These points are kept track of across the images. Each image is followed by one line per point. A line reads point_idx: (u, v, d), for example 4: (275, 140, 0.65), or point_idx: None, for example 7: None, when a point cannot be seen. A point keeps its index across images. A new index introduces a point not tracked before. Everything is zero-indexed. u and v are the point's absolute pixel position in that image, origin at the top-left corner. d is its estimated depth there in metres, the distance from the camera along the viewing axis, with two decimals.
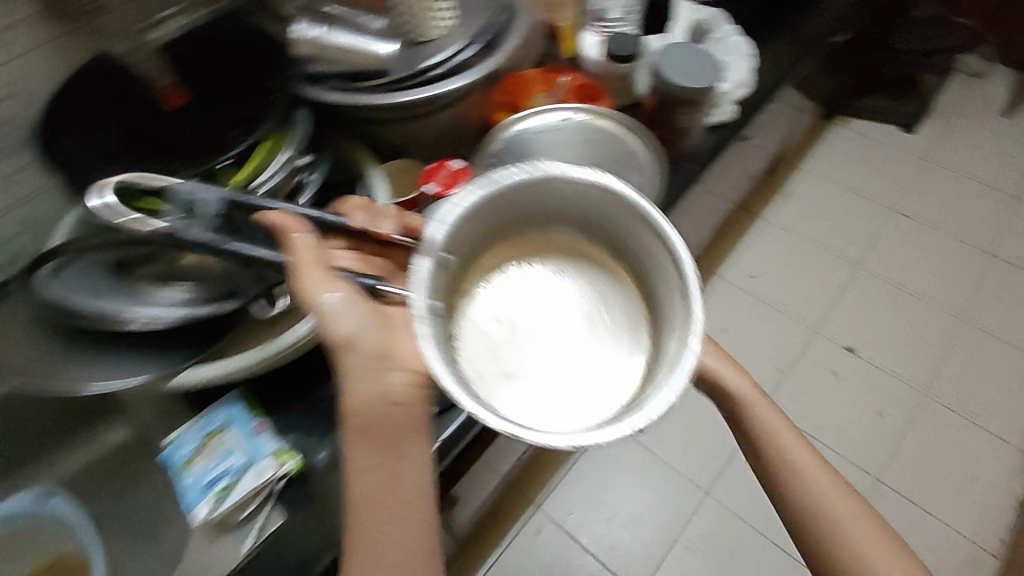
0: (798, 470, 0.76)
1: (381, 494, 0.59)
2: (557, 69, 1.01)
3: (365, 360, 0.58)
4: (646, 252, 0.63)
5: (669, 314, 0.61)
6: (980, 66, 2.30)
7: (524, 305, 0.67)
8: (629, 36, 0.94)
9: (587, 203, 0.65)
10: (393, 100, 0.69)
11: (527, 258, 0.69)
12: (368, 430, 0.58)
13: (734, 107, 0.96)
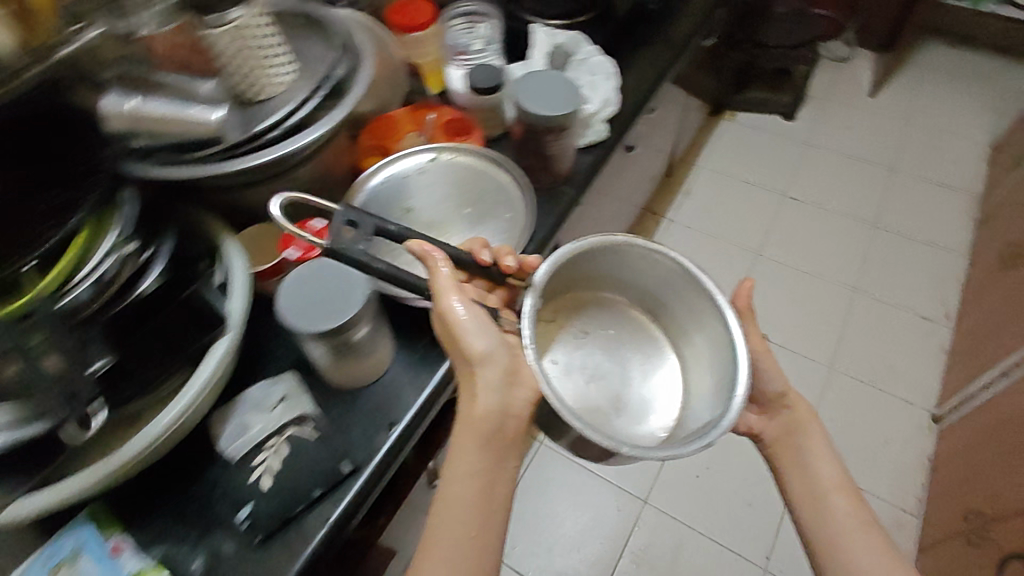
0: (835, 515, 0.79)
1: (469, 504, 0.62)
2: (427, 105, 0.98)
3: (497, 377, 0.64)
4: (694, 314, 0.76)
5: (723, 360, 0.72)
6: (845, 51, 2.47)
7: (586, 352, 0.80)
8: (490, 69, 0.93)
9: (652, 272, 0.79)
10: (232, 167, 0.66)
11: (583, 313, 0.82)
12: (487, 439, 0.63)
13: (605, 125, 0.97)
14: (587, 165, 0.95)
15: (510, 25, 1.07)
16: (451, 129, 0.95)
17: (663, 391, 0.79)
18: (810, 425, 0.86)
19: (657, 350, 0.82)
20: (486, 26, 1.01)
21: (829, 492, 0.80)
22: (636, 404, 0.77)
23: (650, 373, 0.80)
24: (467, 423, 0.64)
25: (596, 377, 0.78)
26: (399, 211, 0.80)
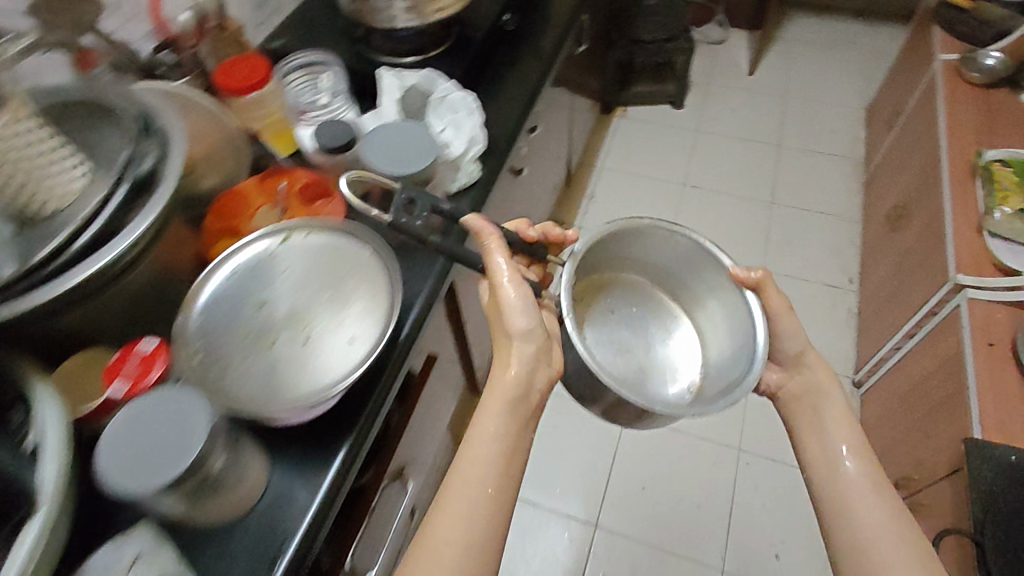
0: (843, 473, 0.79)
1: (494, 452, 0.72)
2: (277, 172, 0.89)
3: (523, 338, 0.76)
4: (709, 287, 0.91)
5: (742, 326, 0.86)
6: (719, 34, 2.52)
7: (615, 325, 0.96)
8: (336, 124, 0.85)
9: (667, 253, 0.94)
10: (21, 305, 0.55)
11: (608, 294, 0.98)
12: (514, 398, 0.74)
13: (476, 165, 0.91)
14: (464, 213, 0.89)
15: (362, 71, 0.99)
16: (307, 196, 0.86)
17: (679, 356, 0.96)
18: (829, 386, 0.86)
19: (675, 322, 0.98)
20: (328, 76, 0.94)
21: (841, 452, 0.80)
22: (658, 366, 0.94)
23: (669, 342, 0.97)
24: (499, 375, 0.76)
25: (624, 347, 0.95)
26: (250, 306, 0.68)
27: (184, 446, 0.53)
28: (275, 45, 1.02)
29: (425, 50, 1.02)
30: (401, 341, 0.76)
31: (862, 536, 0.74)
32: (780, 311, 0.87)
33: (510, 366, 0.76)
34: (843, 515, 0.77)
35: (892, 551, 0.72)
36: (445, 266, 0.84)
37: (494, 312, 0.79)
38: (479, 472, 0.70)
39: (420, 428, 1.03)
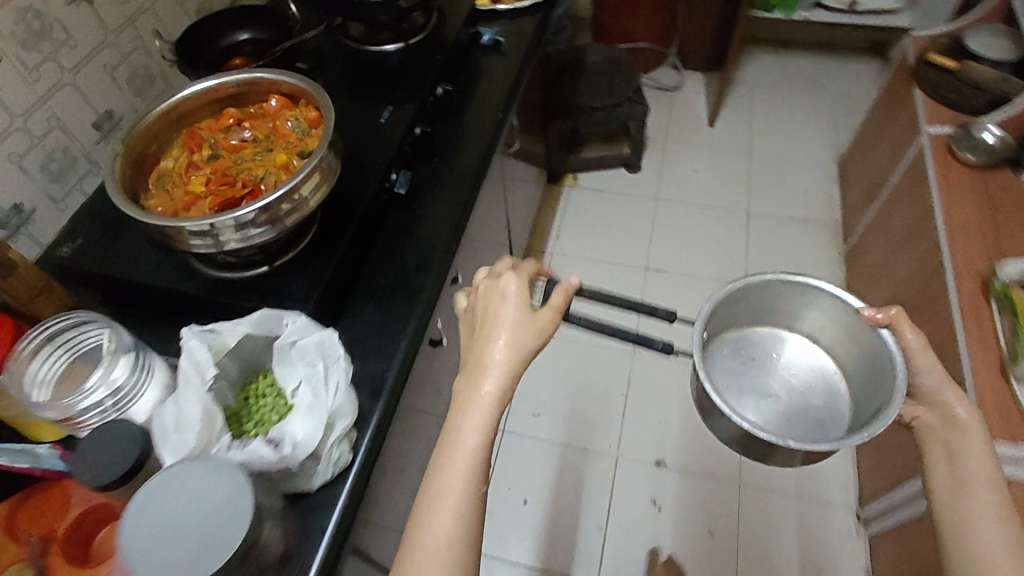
0: (976, 499, 0.62)
1: (477, 474, 0.54)
2: (34, 500, 0.59)
3: (506, 328, 0.58)
4: (839, 323, 0.76)
5: (876, 368, 0.72)
6: (671, 79, 2.28)
7: (755, 373, 0.80)
8: (105, 448, 0.55)
9: (781, 296, 0.78)
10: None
11: (734, 343, 0.81)
12: (479, 397, 0.55)
13: (349, 449, 0.64)
14: (332, 529, 0.61)
15: (186, 293, 0.71)
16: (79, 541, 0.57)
17: (828, 400, 0.79)
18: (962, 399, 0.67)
19: (810, 357, 0.81)
20: (102, 339, 0.61)
21: (975, 477, 0.63)
22: (805, 410, 0.78)
23: (816, 382, 0.80)
24: (471, 377, 0.56)
25: (765, 394, 0.78)
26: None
27: None
28: (79, 268, 0.75)
29: (274, 257, 0.72)
30: None
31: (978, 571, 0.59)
32: (917, 345, 0.68)
33: (495, 365, 0.56)
34: (963, 543, 0.60)
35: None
36: None
37: (484, 302, 0.61)
38: (458, 506, 0.53)
39: None
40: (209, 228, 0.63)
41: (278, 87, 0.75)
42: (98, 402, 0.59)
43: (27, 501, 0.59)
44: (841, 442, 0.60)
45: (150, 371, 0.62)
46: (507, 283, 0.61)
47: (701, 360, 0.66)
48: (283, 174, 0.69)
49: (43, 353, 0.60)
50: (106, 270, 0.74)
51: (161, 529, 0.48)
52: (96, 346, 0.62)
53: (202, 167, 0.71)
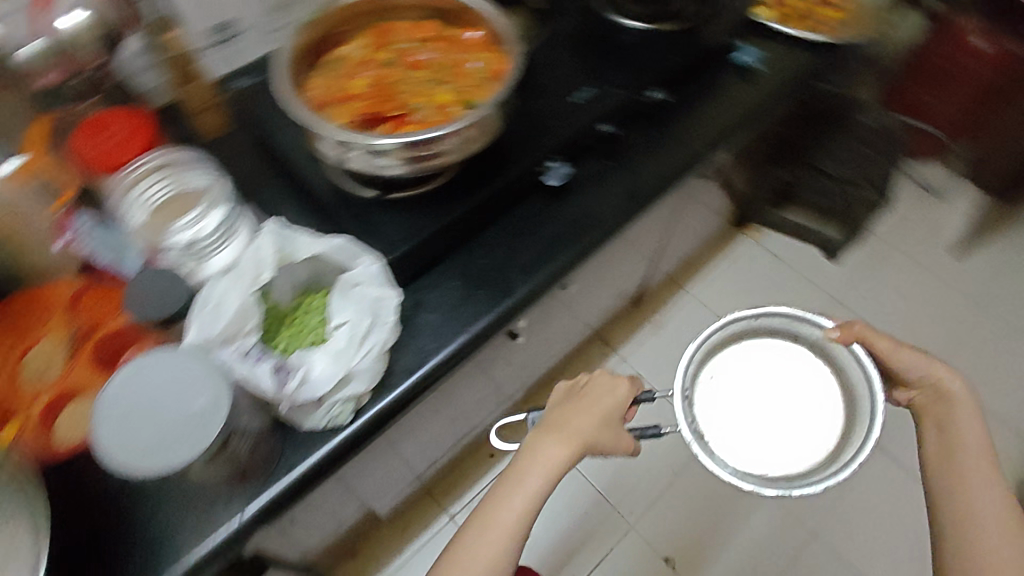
0: (977, 488, 0.64)
1: (531, 507, 0.62)
2: (92, 289, 0.66)
3: (597, 416, 0.68)
4: (816, 330, 0.69)
5: (848, 362, 0.68)
6: (940, 182, 1.80)
7: (745, 397, 0.70)
8: (167, 290, 0.60)
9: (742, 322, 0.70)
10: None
11: (711, 371, 0.71)
12: (542, 448, 0.65)
13: (354, 411, 0.62)
14: (296, 474, 0.60)
15: (309, 181, 0.71)
16: (104, 351, 0.62)
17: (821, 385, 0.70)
18: (954, 381, 0.68)
19: (787, 351, 0.72)
20: (206, 189, 0.65)
21: (973, 464, 0.65)
22: (804, 416, 0.69)
23: (806, 381, 0.71)
24: (549, 435, 0.66)
25: (754, 417, 0.68)
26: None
27: None
28: (251, 108, 0.79)
29: (391, 188, 0.70)
30: None
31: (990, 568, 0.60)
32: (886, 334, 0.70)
33: (573, 436, 0.65)
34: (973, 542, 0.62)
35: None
36: (218, 547, 0.58)
37: (581, 388, 0.71)
38: (509, 529, 0.61)
39: None
40: (344, 141, 0.60)
41: (486, 24, 0.70)
42: (176, 244, 0.62)
43: (87, 287, 0.65)
44: (830, 481, 0.60)
45: (233, 230, 0.64)
46: (611, 379, 0.72)
47: (681, 420, 0.64)
48: (436, 117, 0.65)
49: (150, 180, 0.64)
50: (264, 119, 0.77)
51: (150, 412, 0.49)
52: (200, 187, 0.65)
53: (371, 69, 0.69)
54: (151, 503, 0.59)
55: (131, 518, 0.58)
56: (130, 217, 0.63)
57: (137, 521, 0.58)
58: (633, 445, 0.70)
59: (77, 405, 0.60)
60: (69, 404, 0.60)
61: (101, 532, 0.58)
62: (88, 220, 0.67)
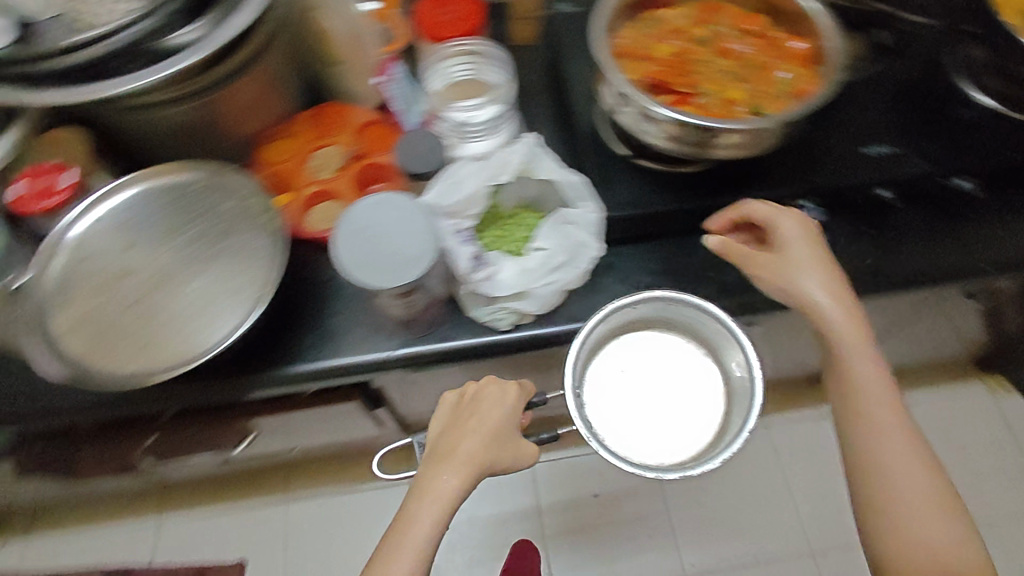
0: (895, 440, 0.60)
1: (436, 534, 0.57)
2: (380, 124, 0.79)
3: (487, 436, 0.62)
4: (710, 320, 0.68)
5: (726, 344, 0.68)
6: None
7: (634, 392, 0.72)
8: (430, 148, 0.69)
9: (638, 311, 0.70)
10: (30, 98, 0.58)
11: (597, 371, 0.72)
12: (437, 460, 0.60)
13: (514, 322, 0.68)
14: (446, 346, 0.68)
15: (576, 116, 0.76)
16: (366, 175, 0.76)
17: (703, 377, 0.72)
18: (836, 297, 0.62)
19: (669, 346, 0.73)
20: (495, 86, 0.73)
21: (878, 412, 0.61)
22: (694, 401, 0.71)
23: (692, 368, 0.73)
24: (440, 463, 0.60)
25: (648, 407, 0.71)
26: (135, 233, 0.65)
27: None
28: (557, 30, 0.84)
29: (642, 155, 0.71)
30: (243, 375, 0.68)
31: (930, 554, 0.57)
32: (792, 239, 0.64)
33: (465, 461, 0.60)
34: (908, 524, 0.58)
35: (952, 554, 0.57)
36: (367, 365, 0.70)
37: (470, 403, 0.65)
38: (417, 555, 0.55)
39: (310, 422, 0.94)
40: (629, 96, 0.62)
41: (816, 39, 0.66)
42: (453, 118, 0.71)
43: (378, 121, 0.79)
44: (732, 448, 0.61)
45: (496, 128, 0.72)
46: (499, 389, 0.66)
47: (574, 421, 0.61)
48: (718, 109, 0.65)
49: (461, 60, 0.73)
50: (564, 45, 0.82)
51: (370, 228, 0.58)
52: (491, 82, 0.73)
53: (682, 40, 0.70)
54: (339, 305, 0.72)
55: (321, 306, 0.72)
56: (431, 84, 0.74)
57: (323, 310, 0.72)
58: (536, 451, 0.65)
59: (329, 204, 0.75)
60: (326, 202, 0.75)
61: (299, 304, 0.72)
62: (401, 69, 0.79)
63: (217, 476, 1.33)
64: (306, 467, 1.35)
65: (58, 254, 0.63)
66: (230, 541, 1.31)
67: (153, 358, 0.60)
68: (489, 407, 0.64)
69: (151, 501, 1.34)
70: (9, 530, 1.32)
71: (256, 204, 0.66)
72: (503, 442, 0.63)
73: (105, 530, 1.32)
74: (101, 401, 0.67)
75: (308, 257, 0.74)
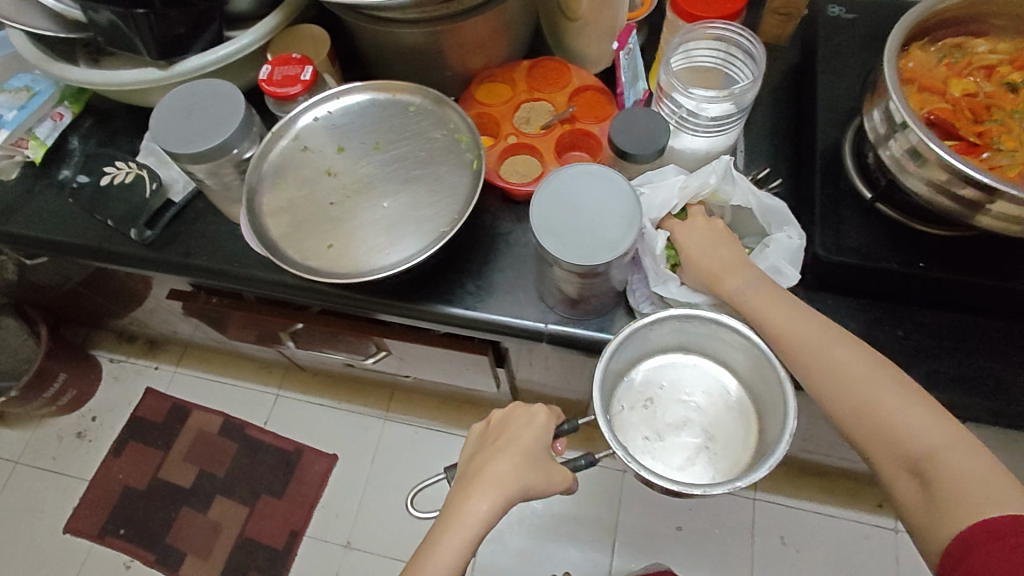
0: (823, 352, 0.54)
1: (465, 552, 0.58)
2: (596, 89, 0.74)
3: (514, 456, 0.62)
4: (739, 346, 0.63)
5: (745, 355, 0.64)
6: None
7: (667, 416, 0.69)
8: (646, 130, 0.64)
9: (668, 337, 0.68)
10: None
11: (621, 398, 0.69)
12: (466, 482, 0.61)
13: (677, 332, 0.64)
14: (601, 337, 0.67)
15: (814, 136, 0.67)
16: (567, 140, 0.73)
17: (734, 401, 0.69)
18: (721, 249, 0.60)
19: (693, 369, 0.70)
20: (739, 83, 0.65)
21: (794, 330, 0.55)
22: (724, 421, 0.68)
23: (719, 390, 0.69)
24: (467, 487, 0.61)
25: (680, 429, 0.68)
26: (347, 139, 0.67)
27: (200, 137, 0.61)
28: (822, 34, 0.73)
29: (883, 199, 0.62)
30: (401, 300, 0.69)
31: (900, 454, 0.49)
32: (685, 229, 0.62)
33: (493, 483, 0.60)
34: (871, 435, 0.50)
35: (926, 436, 0.48)
36: (517, 329, 0.69)
37: (500, 427, 0.65)
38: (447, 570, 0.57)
39: (435, 362, 0.97)
40: (903, 126, 0.53)
41: None
42: (682, 104, 0.64)
43: (594, 87, 0.74)
44: (780, 456, 0.56)
45: (719, 128, 0.65)
46: (530, 412, 0.66)
47: (611, 443, 0.57)
48: (1014, 172, 0.53)
49: (717, 43, 0.65)
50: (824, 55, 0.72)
51: (575, 202, 0.55)
52: (735, 78, 0.65)
53: (988, 81, 0.58)
54: (501, 263, 0.71)
55: (489, 257, 0.71)
56: (675, 54, 0.65)
57: (487, 264, 0.71)
58: (568, 476, 0.64)
59: (523, 158, 0.72)
60: (521, 156, 0.73)
61: (469, 249, 0.72)
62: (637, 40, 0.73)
63: (337, 373, 1.44)
64: (415, 395, 1.43)
65: (280, 141, 0.67)
66: (330, 434, 1.41)
67: (333, 260, 0.62)
68: (517, 432, 0.64)
69: (280, 373, 1.48)
70: (168, 356, 1.53)
71: (463, 141, 0.66)
72: (536, 465, 0.62)
73: (237, 385, 1.48)
74: (276, 284, 0.72)
75: (489, 206, 0.73)
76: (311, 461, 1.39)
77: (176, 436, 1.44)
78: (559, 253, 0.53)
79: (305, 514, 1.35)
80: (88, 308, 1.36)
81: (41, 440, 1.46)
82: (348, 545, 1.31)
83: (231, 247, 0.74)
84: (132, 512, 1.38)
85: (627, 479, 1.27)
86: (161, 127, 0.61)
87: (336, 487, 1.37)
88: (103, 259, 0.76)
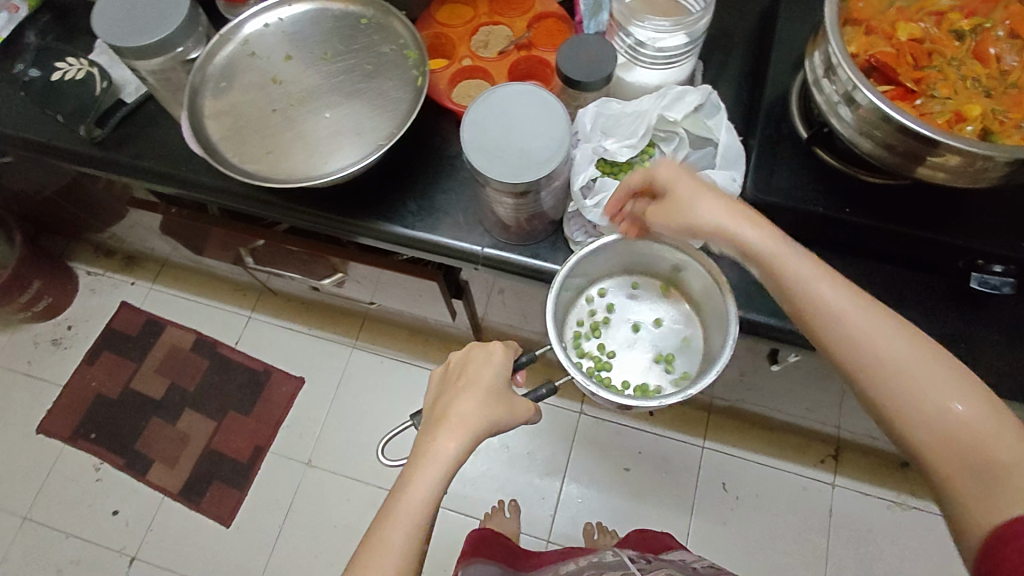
0: (873, 341, 0.45)
1: (434, 497, 0.54)
2: (554, 16, 0.73)
3: (478, 393, 0.58)
4: (683, 264, 0.64)
5: (688, 272, 0.66)
6: None
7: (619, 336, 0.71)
8: (597, 57, 0.62)
9: (616, 260, 0.68)
10: None
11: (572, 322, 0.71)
12: (431, 426, 0.57)
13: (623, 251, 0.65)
14: (536, 264, 0.68)
15: (766, 78, 0.67)
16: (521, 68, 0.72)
17: (680, 314, 0.70)
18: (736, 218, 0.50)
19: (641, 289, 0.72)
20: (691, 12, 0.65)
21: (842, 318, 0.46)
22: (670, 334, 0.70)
23: (665, 305, 0.71)
24: (433, 428, 0.56)
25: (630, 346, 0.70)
26: (296, 48, 0.67)
27: (142, 30, 0.60)
28: None
29: (818, 141, 0.62)
30: (354, 219, 0.70)
31: (970, 456, 0.41)
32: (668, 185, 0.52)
33: (459, 423, 0.56)
34: (951, 447, 0.41)
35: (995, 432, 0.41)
36: (458, 252, 0.70)
37: (460, 365, 0.61)
38: (415, 521, 0.53)
39: (395, 289, 0.99)
40: (836, 67, 0.53)
41: None
42: (634, 33, 0.63)
43: (553, 14, 0.73)
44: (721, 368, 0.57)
45: (671, 61, 0.65)
46: (490, 347, 0.61)
47: (568, 368, 0.58)
48: (942, 119, 0.53)
49: None
50: None
51: (502, 112, 0.56)
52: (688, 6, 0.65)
53: (936, 28, 0.57)
54: (450, 183, 0.71)
55: (436, 179, 0.72)
56: None
57: (436, 184, 0.72)
58: (531, 412, 0.61)
59: (476, 82, 0.72)
60: (473, 79, 0.72)
61: (416, 170, 0.72)
62: None
63: (310, 300, 1.46)
64: (385, 327, 1.46)
65: (226, 45, 0.66)
66: (300, 357, 1.45)
67: (270, 165, 0.63)
68: (480, 370, 0.59)
69: (254, 297, 1.51)
70: (144, 272, 1.55)
71: (410, 57, 0.65)
72: (502, 401, 0.59)
73: (210, 305, 1.51)
74: (225, 191, 0.72)
75: (441, 128, 0.73)
76: (279, 383, 1.43)
77: (148, 350, 1.48)
78: (482, 169, 0.54)
79: (270, 432, 1.39)
80: (62, 217, 1.36)
81: (17, 344, 1.49)
82: (310, 464, 1.36)
83: (179, 152, 0.74)
84: (103, 419, 1.42)
85: (582, 420, 1.31)
86: (103, 18, 0.61)
87: (301, 408, 1.41)
88: (54, 155, 0.76)
